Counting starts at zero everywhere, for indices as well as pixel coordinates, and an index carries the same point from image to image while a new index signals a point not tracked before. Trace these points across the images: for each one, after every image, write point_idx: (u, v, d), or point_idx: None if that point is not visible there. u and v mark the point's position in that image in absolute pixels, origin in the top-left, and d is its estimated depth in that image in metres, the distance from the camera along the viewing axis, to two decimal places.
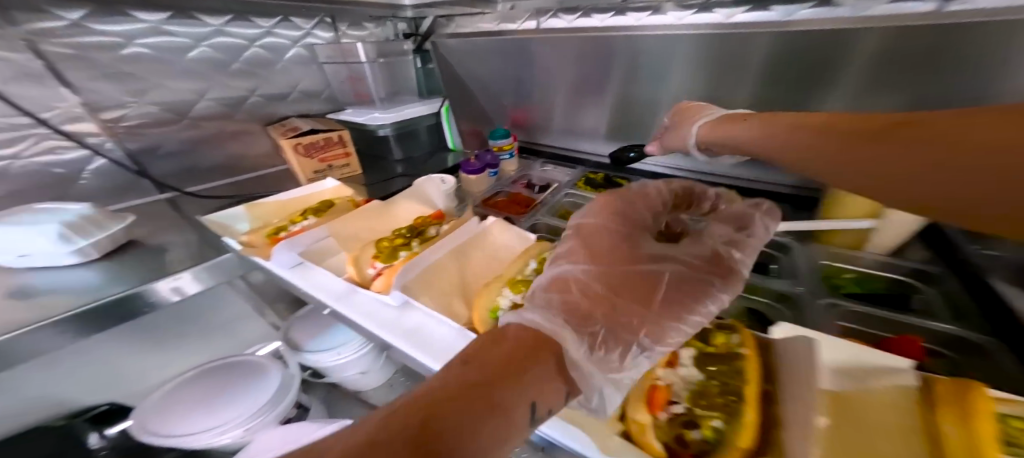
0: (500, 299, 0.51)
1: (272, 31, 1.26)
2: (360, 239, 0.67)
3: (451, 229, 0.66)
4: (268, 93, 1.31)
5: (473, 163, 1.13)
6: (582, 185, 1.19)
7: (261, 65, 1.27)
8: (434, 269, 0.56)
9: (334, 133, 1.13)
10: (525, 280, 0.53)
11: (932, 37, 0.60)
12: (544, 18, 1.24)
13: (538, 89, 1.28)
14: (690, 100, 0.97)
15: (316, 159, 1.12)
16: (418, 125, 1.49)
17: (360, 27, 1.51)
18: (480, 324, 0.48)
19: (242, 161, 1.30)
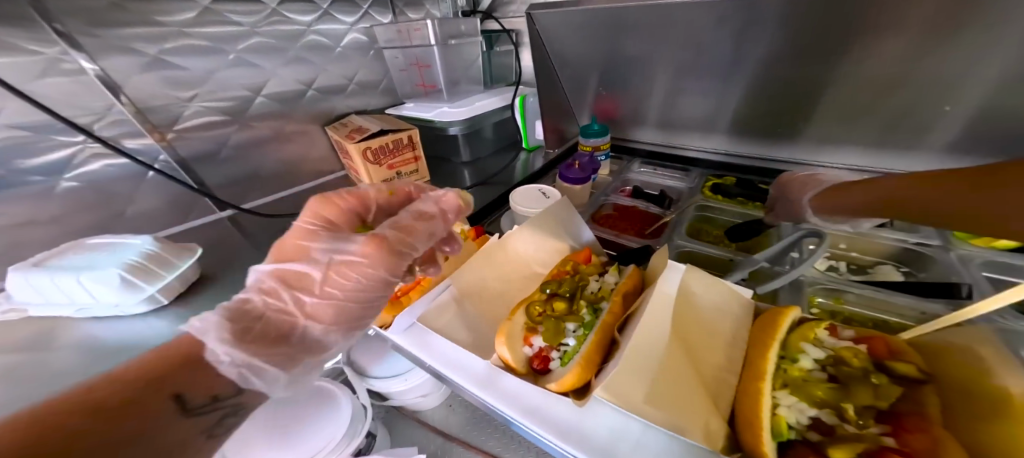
0: (779, 405, 0.32)
1: (329, 12, 1.04)
2: (493, 294, 0.52)
3: (628, 283, 0.48)
4: (326, 87, 1.09)
5: (575, 168, 0.88)
6: (712, 193, 0.92)
7: (323, 53, 1.06)
8: (637, 348, 0.36)
9: (403, 132, 0.92)
10: (805, 372, 0.33)
11: None
12: None
13: (650, 72, 0.99)
14: (902, 73, 0.69)
15: (385, 166, 0.92)
16: (483, 124, 1.15)
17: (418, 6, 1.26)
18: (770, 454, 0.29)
19: (305, 163, 1.11)
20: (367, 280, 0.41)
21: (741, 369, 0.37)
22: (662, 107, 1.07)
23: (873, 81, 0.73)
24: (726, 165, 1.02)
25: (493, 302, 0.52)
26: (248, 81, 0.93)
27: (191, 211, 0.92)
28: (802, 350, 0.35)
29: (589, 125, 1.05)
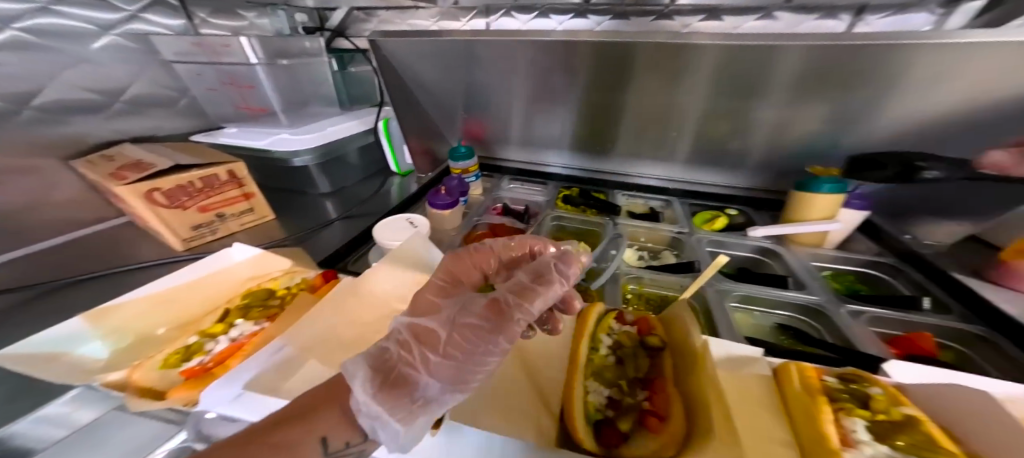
0: (590, 393, 0.42)
1: (54, 6, 0.76)
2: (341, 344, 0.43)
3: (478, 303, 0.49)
4: (68, 104, 0.80)
5: (443, 195, 0.91)
6: (562, 205, 1.11)
7: (48, 56, 0.76)
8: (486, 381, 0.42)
9: (221, 167, 0.74)
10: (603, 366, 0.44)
11: (849, 54, 0.72)
12: (494, 17, 1.14)
13: (495, 100, 1.12)
14: (657, 107, 0.99)
15: (193, 208, 0.72)
16: (347, 149, 1.08)
17: (230, 14, 1.09)
18: (583, 436, 0.37)
19: (44, 208, 0.79)
20: (462, 338, 0.34)
21: (565, 365, 0.45)
22: (512, 129, 1.21)
23: (642, 112, 1.02)
24: (571, 179, 1.25)
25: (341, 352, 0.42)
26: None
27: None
28: (600, 343, 0.47)
29: (454, 149, 1.10)
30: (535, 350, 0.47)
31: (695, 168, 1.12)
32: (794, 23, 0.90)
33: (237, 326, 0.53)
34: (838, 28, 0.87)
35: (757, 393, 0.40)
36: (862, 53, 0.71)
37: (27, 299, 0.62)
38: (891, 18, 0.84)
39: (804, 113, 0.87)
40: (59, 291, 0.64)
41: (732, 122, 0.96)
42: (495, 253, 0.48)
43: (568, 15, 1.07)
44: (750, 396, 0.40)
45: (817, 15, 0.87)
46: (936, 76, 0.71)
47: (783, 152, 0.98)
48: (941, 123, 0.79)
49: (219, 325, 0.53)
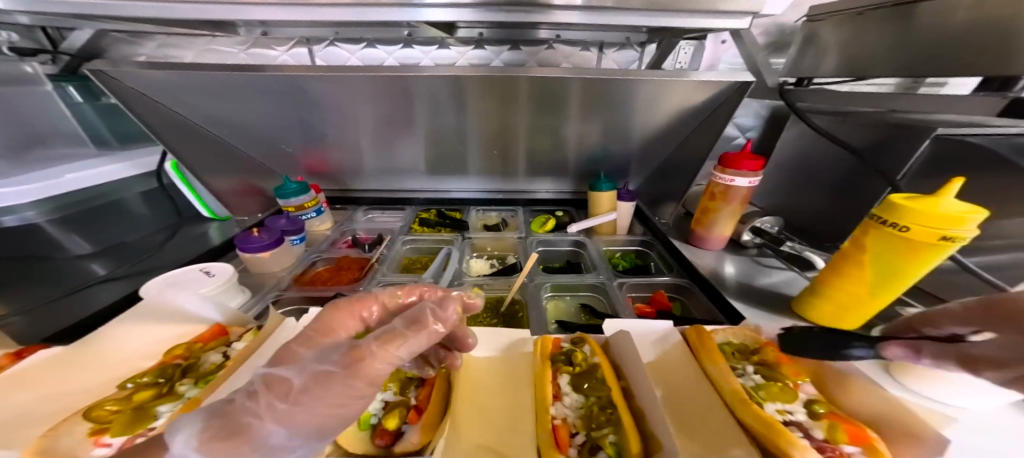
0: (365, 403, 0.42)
1: None
2: (32, 417, 0.36)
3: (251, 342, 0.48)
4: None
5: (257, 236, 0.82)
6: (418, 227, 1.13)
7: None
8: None
9: None
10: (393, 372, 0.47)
11: (600, 84, 0.94)
12: (319, 46, 1.13)
13: (332, 132, 1.07)
14: (489, 129, 1.13)
15: None
16: (118, 197, 0.93)
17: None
18: (350, 443, 0.38)
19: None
20: (314, 393, 0.29)
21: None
22: (360, 158, 1.18)
23: (474, 132, 1.13)
24: (430, 201, 1.30)
25: (24, 429, 0.34)
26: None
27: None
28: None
29: (284, 186, 1.01)
30: None
31: (534, 178, 1.29)
32: (567, 55, 1.14)
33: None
34: (594, 58, 1.13)
35: (513, 367, 0.47)
36: (617, 86, 0.94)
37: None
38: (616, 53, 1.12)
39: (593, 129, 1.10)
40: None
41: (549, 137, 1.14)
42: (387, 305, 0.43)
43: (397, 45, 1.13)
44: (506, 372, 0.46)
45: (580, 48, 1.13)
46: (655, 102, 0.98)
47: (588, 159, 1.21)
48: (669, 132, 1.09)
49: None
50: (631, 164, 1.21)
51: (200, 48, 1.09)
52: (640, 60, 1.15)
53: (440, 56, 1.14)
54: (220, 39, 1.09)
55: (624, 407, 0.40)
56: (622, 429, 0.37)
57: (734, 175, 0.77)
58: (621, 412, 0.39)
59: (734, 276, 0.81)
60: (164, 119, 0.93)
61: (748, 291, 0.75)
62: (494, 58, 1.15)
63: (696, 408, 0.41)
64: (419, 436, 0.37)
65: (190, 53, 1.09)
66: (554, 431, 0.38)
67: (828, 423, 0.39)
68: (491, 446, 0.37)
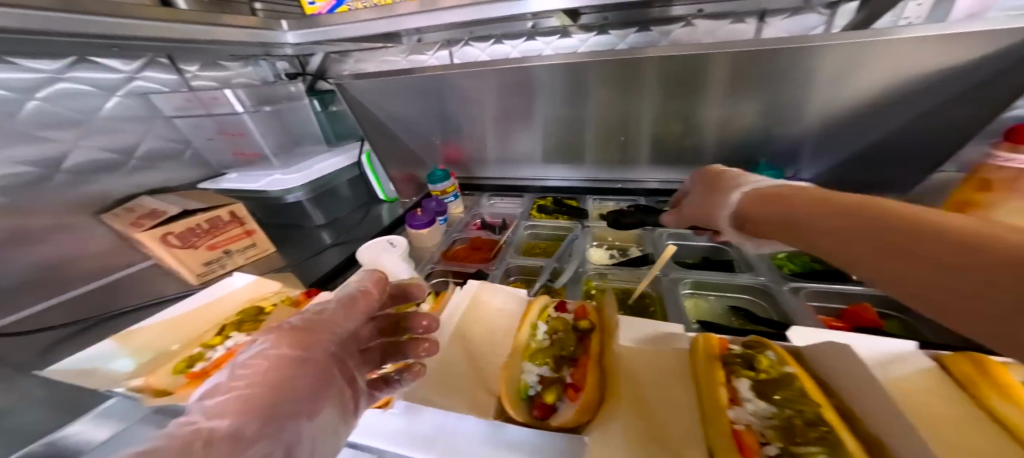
0: (524, 375, 0.48)
1: (64, 75, 0.87)
2: None
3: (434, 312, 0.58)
4: (91, 164, 0.94)
5: (421, 215, 1.02)
6: (537, 214, 1.19)
7: (66, 123, 0.88)
8: (439, 370, 0.48)
9: (221, 210, 0.84)
10: (545, 350, 0.50)
11: (759, 56, 0.82)
12: (456, 47, 1.27)
13: (465, 124, 1.20)
14: (613, 117, 1.09)
15: (203, 247, 0.80)
16: (338, 182, 1.19)
17: (218, 67, 1.21)
18: (514, 409, 0.43)
19: (78, 261, 0.89)
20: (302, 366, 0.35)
21: (505, 350, 0.51)
22: (486, 150, 1.31)
23: (604, 120, 1.11)
24: (545, 190, 1.34)
25: None
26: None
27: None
28: (536, 334, 0.53)
29: (432, 174, 1.20)
30: (483, 339, 0.54)
31: (660, 167, 1.19)
32: (713, 29, 1.02)
33: (235, 337, 0.50)
34: (751, 29, 0.99)
35: (675, 364, 0.45)
36: (779, 55, 0.81)
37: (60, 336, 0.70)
38: (786, 19, 0.95)
39: (742, 111, 0.96)
40: (80, 331, 0.71)
41: (683, 124, 1.04)
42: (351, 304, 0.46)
43: (521, 39, 1.18)
44: (667, 368, 0.44)
45: (733, 21, 1.01)
46: (822, 73, 0.82)
47: (729, 147, 1.06)
48: (847, 109, 0.88)
49: (217, 336, 0.51)
50: (791, 151, 1.01)
51: (377, 60, 1.35)
52: (820, 28, 0.96)
53: (568, 46, 1.16)
54: (390, 51, 1.32)
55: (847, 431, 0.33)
56: None
57: None
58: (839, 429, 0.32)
59: None
60: (370, 121, 1.18)
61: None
62: (619, 43, 1.10)
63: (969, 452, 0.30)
64: (577, 414, 0.40)
65: (370, 66, 1.37)
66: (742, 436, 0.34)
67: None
68: (657, 434, 0.36)
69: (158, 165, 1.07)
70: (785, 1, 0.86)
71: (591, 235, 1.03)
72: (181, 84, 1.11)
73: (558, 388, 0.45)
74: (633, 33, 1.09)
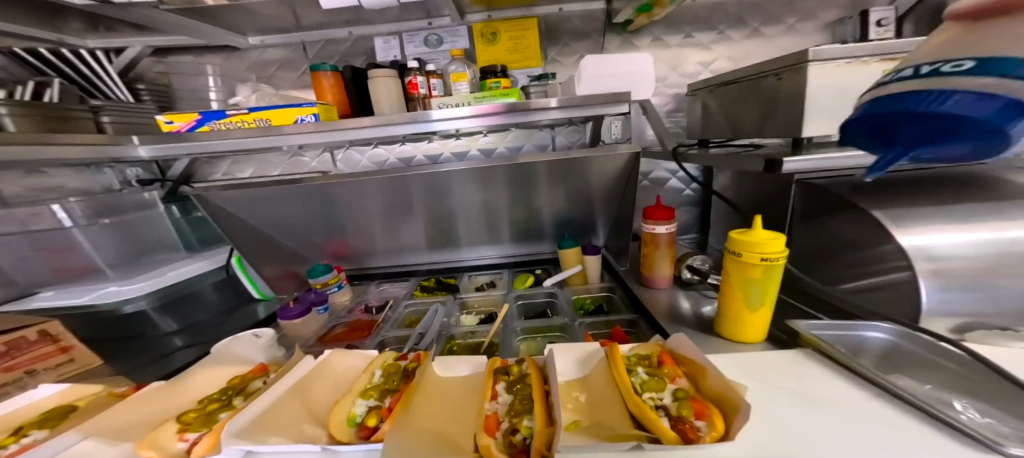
0: (354, 407, 0.57)
1: None
2: (135, 427, 0.53)
3: (278, 373, 0.64)
4: None
5: (292, 307, 1.07)
6: (419, 293, 1.34)
7: None
8: (269, 413, 0.53)
9: (31, 327, 0.80)
10: (377, 387, 0.61)
11: (565, 164, 1.20)
12: (337, 152, 1.49)
13: (350, 222, 1.36)
14: (476, 205, 1.38)
15: (2, 367, 0.71)
16: (199, 289, 1.19)
17: (43, 175, 1.10)
18: (339, 434, 0.52)
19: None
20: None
21: (344, 393, 0.61)
22: (372, 241, 1.46)
23: (469, 208, 1.39)
24: (429, 270, 1.54)
25: (139, 429, 0.53)
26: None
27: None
28: (377, 378, 0.65)
29: (314, 268, 1.28)
30: (321, 391, 0.62)
31: (519, 243, 1.52)
32: (528, 136, 1.44)
33: (31, 434, 0.51)
34: (549, 137, 1.43)
35: (473, 385, 0.62)
36: (576, 163, 1.19)
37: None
38: (566, 132, 1.41)
39: (559, 196, 1.34)
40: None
41: (525, 209, 1.40)
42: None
43: (395, 144, 1.50)
44: (467, 390, 0.61)
45: (538, 130, 1.44)
46: (597, 172, 1.22)
47: (557, 221, 1.44)
48: (616, 194, 1.31)
49: (8, 436, 0.51)
50: (596, 221, 1.42)
51: (257, 163, 1.48)
52: (585, 135, 1.43)
53: (433, 150, 1.50)
54: (273, 155, 1.48)
55: (541, 401, 0.53)
56: (536, 414, 0.51)
57: (655, 223, 0.95)
58: (536, 400, 0.52)
59: (693, 310, 0.89)
60: (237, 225, 1.25)
61: (685, 317, 0.86)
62: (470, 148, 1.49)
63: (601, 402, 0.52)
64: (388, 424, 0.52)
65: (248, 167, 1.48)
66: (486, 417, 0.51)
67: (680, 403, 0.49)
68: (441, 430, 0.50)
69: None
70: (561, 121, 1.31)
71: (460, 303, 1.20)
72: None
73: (378, 411, 0.56)
74: (481, 138, 1.48)
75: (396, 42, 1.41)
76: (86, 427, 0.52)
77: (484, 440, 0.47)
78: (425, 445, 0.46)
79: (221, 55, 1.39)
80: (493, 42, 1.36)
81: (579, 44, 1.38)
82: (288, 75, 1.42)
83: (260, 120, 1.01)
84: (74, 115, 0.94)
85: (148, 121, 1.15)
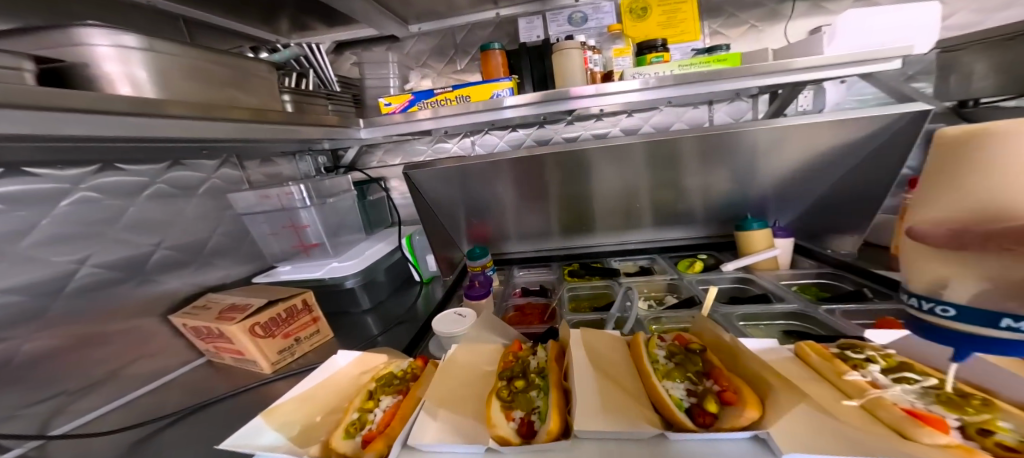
0: (671, 390, 0.51)
1: (181, 162, 0.97)
2: (449, 400, 0.63)
3: (552, 355, 0.68)
4: (162, 267, 0.90)
5: (478, 287, 1.14)
6: (570, 277, 1.32)
7: (160, 208, 0.91)
8: (603, 399, 0.51)
9: (296, 297, 0.92)
10: (678, 369, 0.55)
11: (732, 141, 1.09)
12: (477, 136, 1.57)
13: (494, 207, 1.39)
14: (613, 188, 1.31)
15: (280, 335, 0.89)
16: (384, 266, 1.31)
17: (271, 163, 1.28)
18: (681, 418, 0.46)
19: (133, 363, 0.82)
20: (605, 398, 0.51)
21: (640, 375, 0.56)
22: (509, 226, 1.47)
23: (612, 192, 1.33)
24: (567, 255, 1.50)
25: (454, 406, 0.62)
26: (56, 264, 0.71)
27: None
28: (661, 356, 0.59)
29: (472, 251, 1.32)
30: (614, 370, 0.58)
31: (660, 228, 1.44)
32: (683, 113, 1.34)
33: (383, 399, 0.68)
34: (707, 113, 1.32)
35: (802, 369, 0.50)
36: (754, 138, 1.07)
37: (144, 433, 0.69)
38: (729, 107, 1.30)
39: (713, 178, 1.22)
40: (169, 423, 0.72)
41: (673, 191, 1.29)
42: (617, 365, 0.60)
43: (533, 128, 1.51)
44: (791, 369, 0.51)
45: (693, 107, 1.33)
46: (781, 148, 1.08)
47: (714, 206, 1.33)
48: (796, 176, 1.17)
49: (369, 401, 0.68)
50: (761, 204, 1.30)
51: (407, 150, 1.60)
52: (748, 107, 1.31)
53: (570, 132, 1.48)
54: (419, 141, 1.59)
55: (995, 403, 0.38)
56: (1010, 417, 0.36)
57: None
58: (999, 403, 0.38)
59: None
60: (423, 205, 1.33)
61: None
62: (611, 128, 1.43)
63: None
64: (753, 412, 0.42)
65: (397, 156, 1.61)
66: (909, 410, 0.38)
67: None
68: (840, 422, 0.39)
69: (217, 260, 1.04)
70: (726, 95, 1.19)
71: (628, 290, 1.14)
72: (245, 179, 1.17)
73: (708, 393, 0.49)
74: (625, 118, 1.41)
75: (539, 21, 1.39)
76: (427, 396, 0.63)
77: (942, 439, 0.35)
78: (859, 443, 0.36)
79: (385, 46, 1.51)
80: (643, 17, 1.26)
81: (747, 13, 1.24)
82: (437, 64, 1.53)
83: (462, 97, 1.12)
84: (314, 100, 1.05)
85: (346, 109, 1.22)
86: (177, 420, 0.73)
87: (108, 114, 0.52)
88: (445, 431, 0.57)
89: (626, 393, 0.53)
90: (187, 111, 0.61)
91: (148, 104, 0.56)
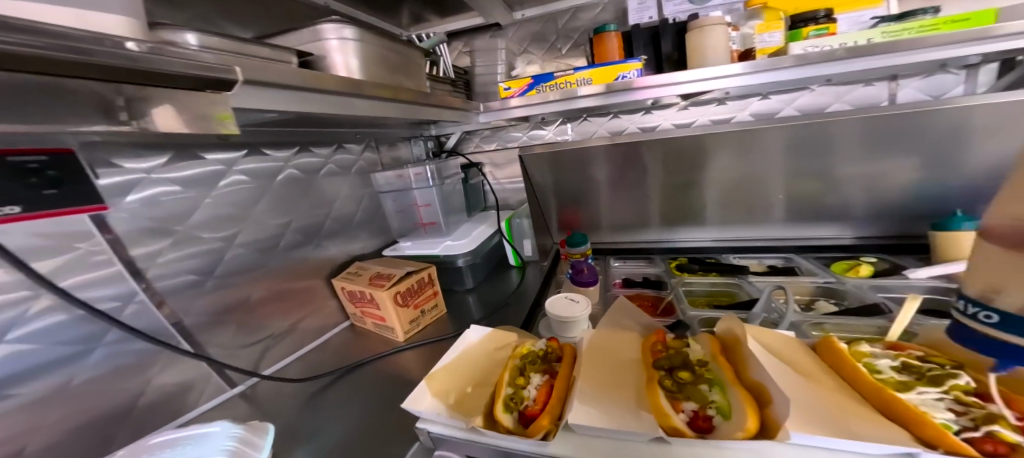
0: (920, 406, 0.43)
1: (342, 146, 1.12)
2: (607, 385, 0.64)
3: (712, 349, 0.65)
4: (328, 235, 1.05)
5: (586, 273, 1.13)
6: (677, 272, 1.23)
7: (327, 183, 1.06)
8: (816, 409, 0.47)
9: (424, 271, 1.00)
10: (925, 384, 0.47)
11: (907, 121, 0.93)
12: (576, 122, 1.53)
13: (597, 195, 1.36)
14: (738, 178, 1.18)
15: (412, 305, 0.97)
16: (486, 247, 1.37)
17: (394, 147, 1.40)
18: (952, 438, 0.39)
19: (306, 320, 0.96)
20: (814, 407, 0.47)
21: (857, 385, 0.50)
22: (611, 215, 1.41)
23: (735, 183, 1.20)
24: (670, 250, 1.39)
25: (614, 391, 0.62)
26: (271, 227, 0.87)
27: (197, 391, 0.73)
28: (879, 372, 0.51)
29: (572, 237, 1.30)
30: (815, 377, 0.53)
31: (790, 224, 1.26)
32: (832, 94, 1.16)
33: (534, 377, 0.70)
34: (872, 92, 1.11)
35: None
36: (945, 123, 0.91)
37: (321, 386, 0.82)
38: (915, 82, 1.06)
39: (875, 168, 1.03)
40: (333, 380, 0.84)
41: (816, 182, 1.12)
42: (817, 372, 0.54)
43: (638, 113, 1.43)
44: None
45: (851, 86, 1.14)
46: None
47: (867, 202, 1.13)
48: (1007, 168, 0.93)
49: (521, 377, 0.71)
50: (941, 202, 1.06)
51: (504, 137, 1.63)
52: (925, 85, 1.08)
53: (685, 117, 1.37)
54: (516, 127, 1.60)
55: None
56: None
57: None
58: None
59: None
60: (530, 189, 1.39)
61: None
62: (733, 113, 1.29)
63: None
64: None
65: (495, 142, 1.64)
66: None
67: None
68: None
69: (359, 233, 1.17)
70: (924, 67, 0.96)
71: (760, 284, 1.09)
72: (377, 161, 1.30)
73: (987, 415, 0.40)
74: (753, 101, 1.26)
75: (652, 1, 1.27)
76: (584, 379, 0.65)
77: None
78: None
79: (489, 34, 1.55)
80: None
81: None
82: (538, 50, 1.52)
83: (583, 79, 1.11)
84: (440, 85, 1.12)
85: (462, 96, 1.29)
86: (343, 377, 0.85)
87: (297, 88, 0.56)
88: (617, 415, 0.57)
89: (844, 405, 0.47)
90: (370, 89, 0.68)
91: (344, 83, 0.62)
